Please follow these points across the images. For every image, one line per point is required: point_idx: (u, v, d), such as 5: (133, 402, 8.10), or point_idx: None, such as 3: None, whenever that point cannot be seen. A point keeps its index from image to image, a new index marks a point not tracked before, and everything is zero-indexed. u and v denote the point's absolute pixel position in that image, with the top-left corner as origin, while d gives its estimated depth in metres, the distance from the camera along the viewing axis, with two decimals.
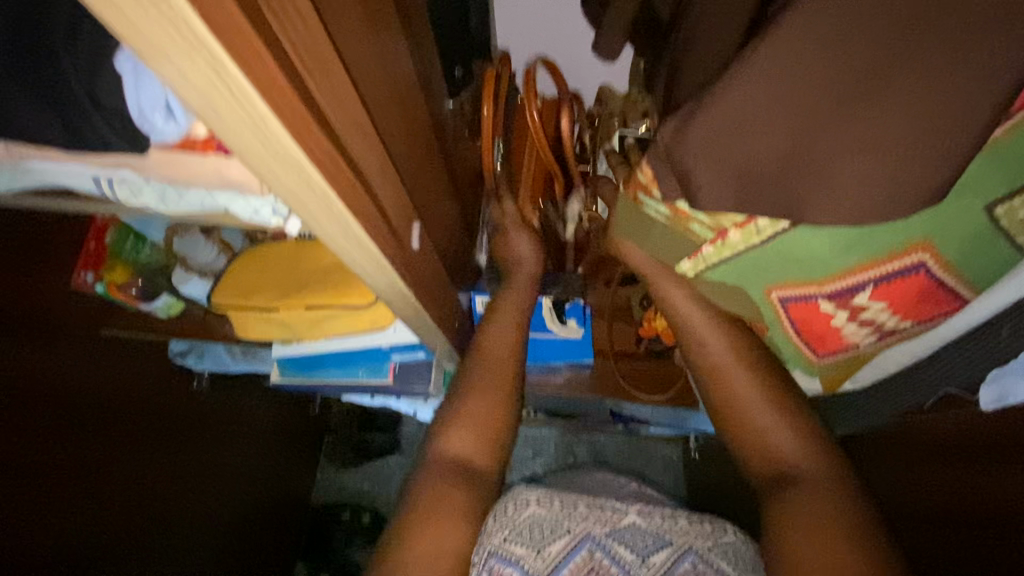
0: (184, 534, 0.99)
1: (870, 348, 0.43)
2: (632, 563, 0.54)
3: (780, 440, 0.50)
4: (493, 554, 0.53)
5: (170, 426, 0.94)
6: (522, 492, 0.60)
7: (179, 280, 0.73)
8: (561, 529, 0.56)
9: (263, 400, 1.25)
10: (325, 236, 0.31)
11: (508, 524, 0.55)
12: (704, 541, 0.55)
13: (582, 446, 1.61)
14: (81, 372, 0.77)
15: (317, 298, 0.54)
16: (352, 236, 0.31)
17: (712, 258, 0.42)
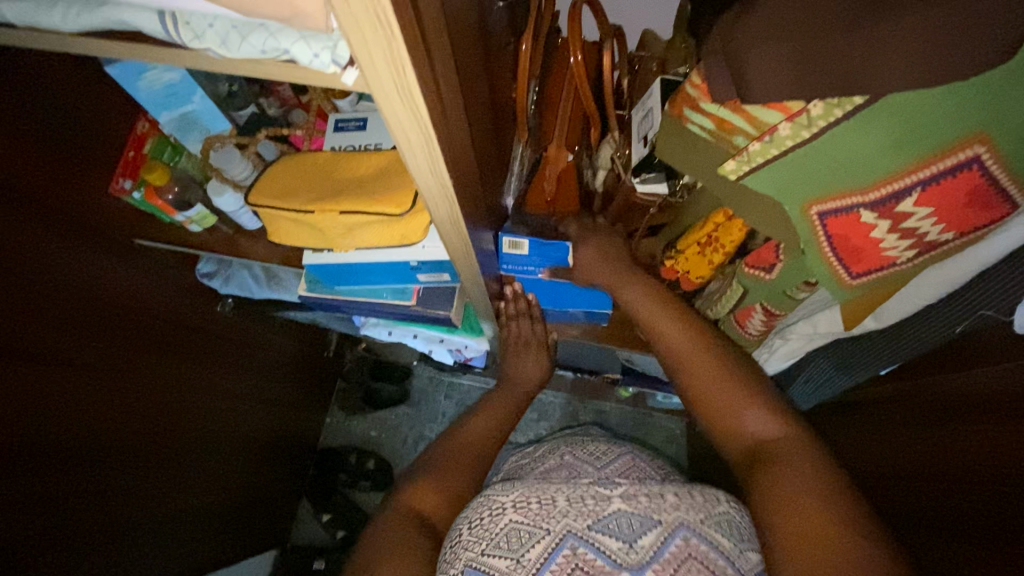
0: (199, 451, 1.03)
1: (910, 267, 0.42)
2: (619, 551, 0.49)
3: (747, 418, 0.54)
4: (467, 565, 0.50)
5: (190, 345, 0.97)
6: (499, 499, 0.56)
7: (212, 190, 0.73)
8: (540, 532, 0.51)
9: (280, 336, 1.28)
10: (378, 88, 0.30)
11: (485, 537, 0.52)
12: (696, 514, 0.52)
13: (587, 413, 1.64)
14: (110, 277, 0.79)
15: (353, 203, 0.55)
16: (408, 94, 0.30)
17: (757, 156, 0.41)
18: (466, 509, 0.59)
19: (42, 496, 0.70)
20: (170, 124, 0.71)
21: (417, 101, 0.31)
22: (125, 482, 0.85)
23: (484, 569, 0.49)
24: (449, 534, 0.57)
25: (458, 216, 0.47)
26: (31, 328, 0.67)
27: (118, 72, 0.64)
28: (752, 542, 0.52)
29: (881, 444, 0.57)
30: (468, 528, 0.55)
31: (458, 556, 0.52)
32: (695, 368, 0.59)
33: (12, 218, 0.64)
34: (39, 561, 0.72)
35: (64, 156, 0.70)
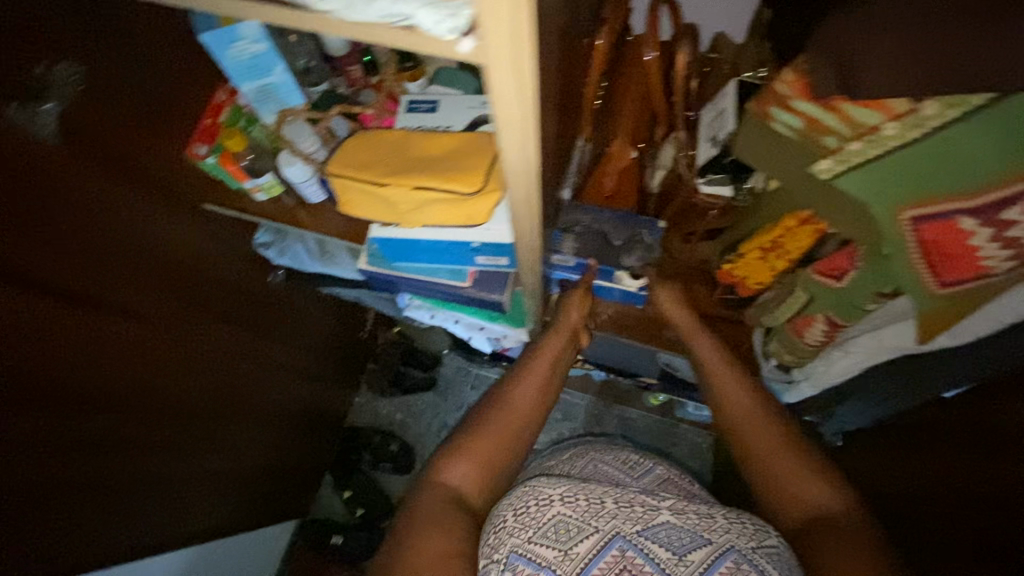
0: (234, 414, 1.07)
1: (1005, 280, 0.40)
2: (668, 561, 0.51)
3: (810, 494, 0.56)
4: (513, 552, 0.53)
5: (236, 310, 1.00)
6: (545, 489, 0.58)
7: (284, 161, 0.76)
8: (589, 528, 0.53)
9: (320, 312, 1.31)
10: (491, 58, 0.31)
11: (532, 524, 0.54)
12: (747, 541, 0.53)
13: (612, 418, 1.63)
14: (176, 237, 0.83)
15: (426, 178, 0.56)
16: (521, 63, 0.31)
17: (856, 154, 0.42)
18: (510, 495, 0.60)
19: (90, 436, 0.74)
20: (250, 94, 0.74)
21: (527, 71, 0.31)
22: (163, 435, 0.89)
23: (531, 556, 0.52)
24: (490, 519, 0.58)
25: (534, 192, 0.46)
26: (99, 277, 0.70)
27: (210, 39, 0.65)
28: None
29: (948, 472, 0.55)
30: (512, 513, 0.56)
31: (503, 541, 0.54)
32: (749, 432, 0.63)
33: (97, 174, 0.67)
34: (79, 498, 0.76)
35: (149, 119, 0.73)
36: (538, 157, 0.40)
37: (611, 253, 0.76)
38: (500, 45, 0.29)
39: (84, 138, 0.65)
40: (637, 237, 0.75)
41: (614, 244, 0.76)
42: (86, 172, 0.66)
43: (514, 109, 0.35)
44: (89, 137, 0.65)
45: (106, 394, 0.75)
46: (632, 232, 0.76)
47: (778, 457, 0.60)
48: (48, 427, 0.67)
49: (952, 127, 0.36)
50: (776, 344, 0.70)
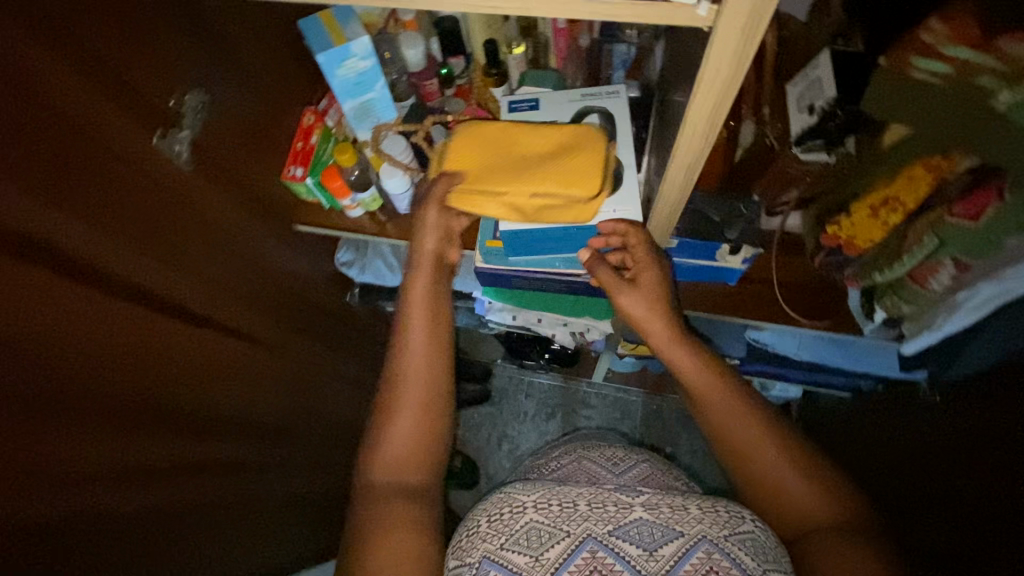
0: (320, 435, 1.08)
1: None
2: (639, 558, 0.52)
3: (806, 505, 0.56)
4: (484, 557, 0.54)
5: (319, 331, 1.02)
6: (519, 498, 0.60)
7: (386, 173, 0.78)
8: (561, 533, 0.55)
9: (384, 330, 1.33)
10: (729, 20, 0.34)
11: (504, 532, 0.56)
12: (719, 530, 0.54)
13: (671, 411, 1.66)
14: (275, 259, 0.85)
15: (548, 185, 0.62)
16: (757, 18, 0.34)
17: None
18: (487, 501, 0.63)
19: (216, 461, 0.75)
20: (349, 112, 0.76)
21: (761, 25, 0.35)
22: (269, 459, 0.89)
23: (502, 562, 0.53)
24: (465, 524, 0.61)
25: (710, 141, 0.46)
26: (215, 301, 0.73)
27: (325, 59, 0.69)
28: (777, 564, 0.52)
29: None
30: (487, 520, 0.58)
31: (476, 546, 0.56)
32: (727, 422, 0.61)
33: (216, 197, 0.70)
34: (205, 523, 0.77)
35: (258, 143, 0.76)
36: (730, 104, 0.41)
37: (713, 231, 0.78)
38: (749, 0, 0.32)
39: (204, 161, 0.67)
40: (737, 211, 0.78)
41: (713, 221, 0.79)
42: (208, 196, 0.69)
43: (733, 54, 0.36)
44: (211, 161, 0.68)
45: (225, 416, 0.76)
46: (727, 206, 0.79)
47: (776, 472, 0.58)
48: (182, 452, 0.68)
49: None
50: (888, 299, 0.71)
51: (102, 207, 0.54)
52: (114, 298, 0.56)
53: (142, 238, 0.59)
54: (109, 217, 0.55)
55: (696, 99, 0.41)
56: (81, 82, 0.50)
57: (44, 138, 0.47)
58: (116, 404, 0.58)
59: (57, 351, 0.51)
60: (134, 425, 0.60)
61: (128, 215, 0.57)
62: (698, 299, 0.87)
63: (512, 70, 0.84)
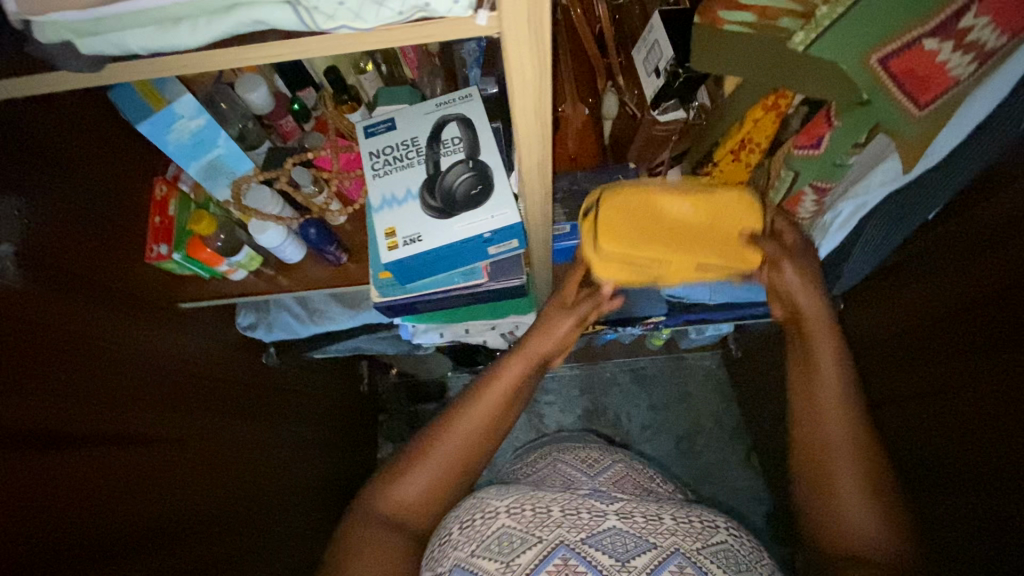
0: (278, 506, 1.02)
1: (969, 82, 0.43)
2: (611, 567, 0.53)
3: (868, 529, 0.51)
4: (457, 564, 0.56)
5: (244, 402, 0.96)
6: (492, 504, 0.62)
7: (256, 229, 0.73)
8: (533, 539, 0.56)
9: (317, 379, 1.27)
10: (511, 29, 0.33)
11: (476, 538, 0.57)
12: (693, 542, 0.56)
13: (625, 374, 1.70)
14: (168, 346, 0.79)
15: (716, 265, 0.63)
16: (539, 24, 0.33)
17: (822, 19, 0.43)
18: (458, 508, 0.64)
19: (170, 574, 0.69)
20: (197, 173, 0.71)
21: (545, 28, 0.34)
22: (230, 551, 0.83)
23: (475, 569, 0.54)
24: (439, 531, 0.63)
25: (547, 135, 0.44)
26: (110, 412, 0.66)
27: (148, 128, 0.63)
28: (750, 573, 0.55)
29: (944, 281, 0.64)
30: (459, 528, 0.60)
31: (448, 554, 0.58)
32: (830, 459, 0.55)
33: (74, 300, 0.64)
34: None
35: (106, 231, 0.69)
36: (550, 95, 0.40)
37: None
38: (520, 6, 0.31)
39: (44, 272, 0.60)
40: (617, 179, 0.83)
41: None
42: (66, 307, 0.62)
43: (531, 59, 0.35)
44: (52, 265, 0.61)
45: (168, 525, 0.71)
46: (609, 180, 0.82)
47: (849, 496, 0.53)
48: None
49: None
50: None
51: None
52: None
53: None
54: None
55: (514, 97, 0.40)
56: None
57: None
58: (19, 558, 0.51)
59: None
60: (51, 572, 0.54)
61: None
62: None
63: (367, 90, 0.83)
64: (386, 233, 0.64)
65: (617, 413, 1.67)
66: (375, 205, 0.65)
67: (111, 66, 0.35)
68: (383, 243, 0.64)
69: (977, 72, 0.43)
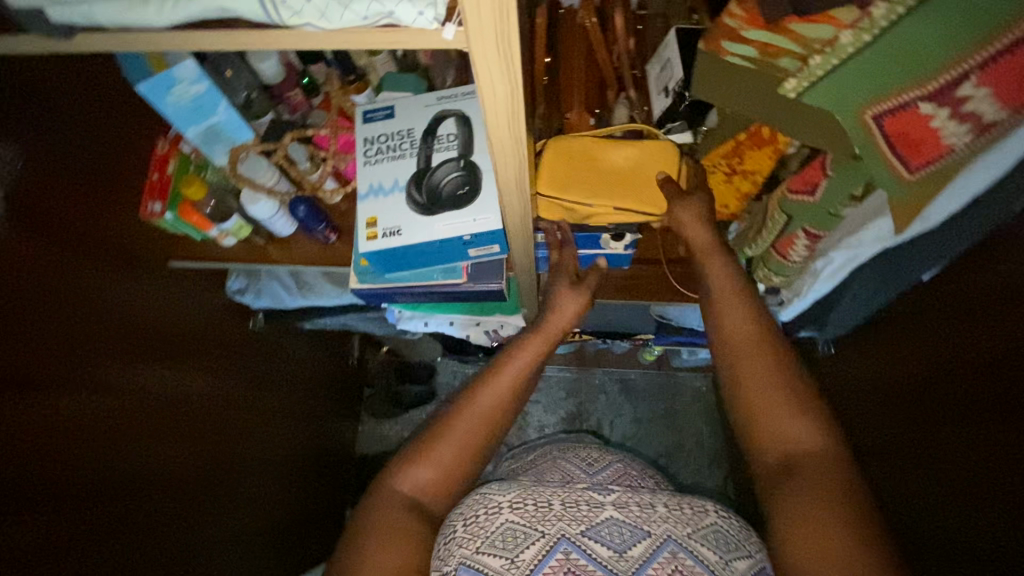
0: (252, 467, 1.04)
1: (965, 154, 0.42)
2: (610, 559, 0.54)
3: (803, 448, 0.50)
4: (461, 564, 0.54)
5: (228, 364, 0.98)
6: (494, 499, 0.59)
7: (247, 200, 0.74)
8: (535, 533, 0.55)
9: (305, 348, 1.29)
10: (481, 53, 0.33)
11: (480, 534, 0.56)
12: (684, 528, 0.57)
13: (614, 383, 1.70)
14: (156, 301, 0.80)
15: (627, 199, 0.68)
16: (511, 49, 0.33)
17: (817, 70, 0.42)
18: (461, 503, 0.61)
19: (132, 522, 0.71)
20: (194, 138, 0.71)
21: (515, 53, 0.33)
22: (194, 506, 0.85)
23: (479, 567, 0.53)
24: (441, 530, 0.60)
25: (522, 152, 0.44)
26: (90, 358, 0.67)
27: (147, 89, 0.64)
28: (739, 551, 0.56)
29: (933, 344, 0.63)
30: (462, 523, 0.58)
31: (452, 554, 0.55)
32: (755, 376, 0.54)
33: (65, 249, 0.65)
34: None
35: (99, 183, 0.70)
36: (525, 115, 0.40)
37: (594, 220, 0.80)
38: (489, 32, 0.31)
39: (37, 218, 0.61)
40: None
41: None
42: (56, 255, 0.64)
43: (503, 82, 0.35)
44: (44, 213, 0.63)
45: (138, 475, 0.73)
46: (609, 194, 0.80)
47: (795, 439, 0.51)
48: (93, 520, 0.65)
49: (908, 17, 0.38)
50: (760, 270, 0.73)
51: None
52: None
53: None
54: None
55: (489, 114, 0.39)
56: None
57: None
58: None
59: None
60: (14, 507, 0.56)
61: None
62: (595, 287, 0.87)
63: (378, 71, 0.81)
64: (367, 223, 0.65)
65: (600, 420, 1.66)
66: (362, 193, 0.66)
67: (83, 36, 0.35)
68: (362, 231, 0.64)
69: (975, 143, 0.41)
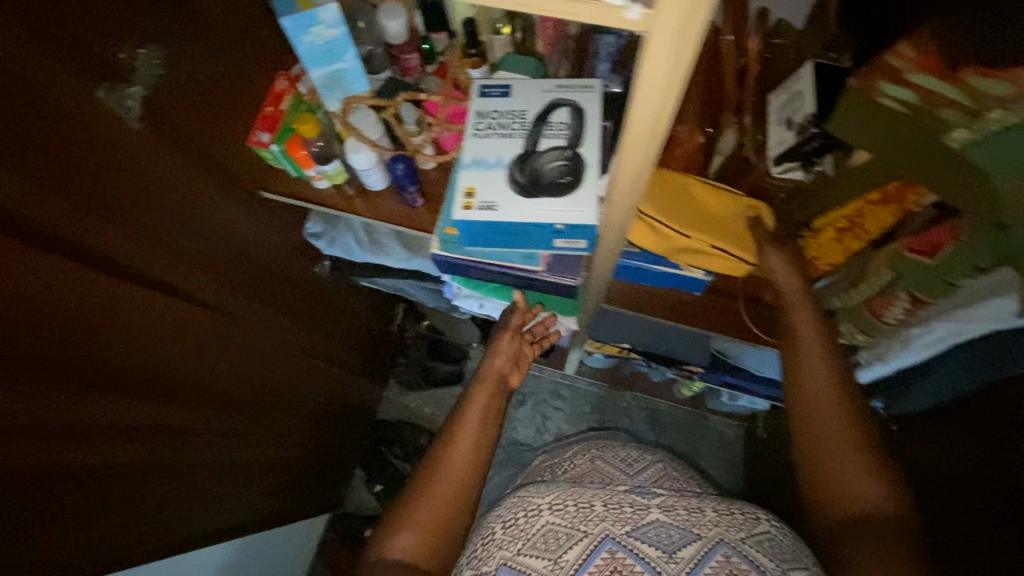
0: (281, 403, 1.08)
1: None
2: (658, 559, 0.56)
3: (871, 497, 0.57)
4: (505, 564, 0.60)
5: (285, 301, 1.02)
6: (535, 502, 0.66)
7: (351, 147, 0.76)
8: (578, 533, 0.59)
9: (355, 304, 1.32)
10: (656, 49, 0.33)
11: (523, 538, 0.61)
12: (736, 532, 0.58)
13: (641, 411, 1.66)
14: (241, 225, 0.84)
15: (721, 239, 0.68)
16: (686, 51, 0.33)
17: (993, 123, 0.43)
18: (502, 509, 0.69)
19: (155, 419, 0.75)
20: (317, 80, 0.74)
21: (687, 55, 0.34)
22: (221, 425, 0.90)
23: (522, 567, 0.59)
24: (483, 532, 0.68)
25: (649, 159, 0.45)
26: (172, 266, 0.72)
27: (288, 24, 0.65)
28: (796, 562, 0.56)
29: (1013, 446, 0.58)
30: (505, 527, 0.64)
31: (493, 554, 0.62)
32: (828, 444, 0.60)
33: (176, 158, 0.69)
34: (152, 481, 0.77)
35: (224, 106, 0.74)
36: (668, 123, 0.40)
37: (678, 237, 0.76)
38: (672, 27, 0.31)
39: (161, 124, 0.65)
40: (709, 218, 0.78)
41: None
42: (166, 160, 0.67)
43: (667, 83, 0.36)
44: (168, 120, 0.66)
45: (174, 380, 0.77)
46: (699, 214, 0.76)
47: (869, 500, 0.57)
48: (123, 410, 0.68)
49: None
50: (843, 324, 0.70)
51: (53, 169, 0.53)
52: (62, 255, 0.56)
53: (96, 200, 0.58)
54: (55, 180, 0.53)
55: (633, 115, 0.40)
56: (23, 34, 0.48)
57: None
58: (56, 362, 0.58)
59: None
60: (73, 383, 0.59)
61: (76, 178, 0.56)
62: (661, 306, 0.85)
63: (496, 51, 0.82)
64: (464, 192, 0.65)
65: None
66: (464, 162, 0.66)
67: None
68: (458, 200, 0.65)
69: None
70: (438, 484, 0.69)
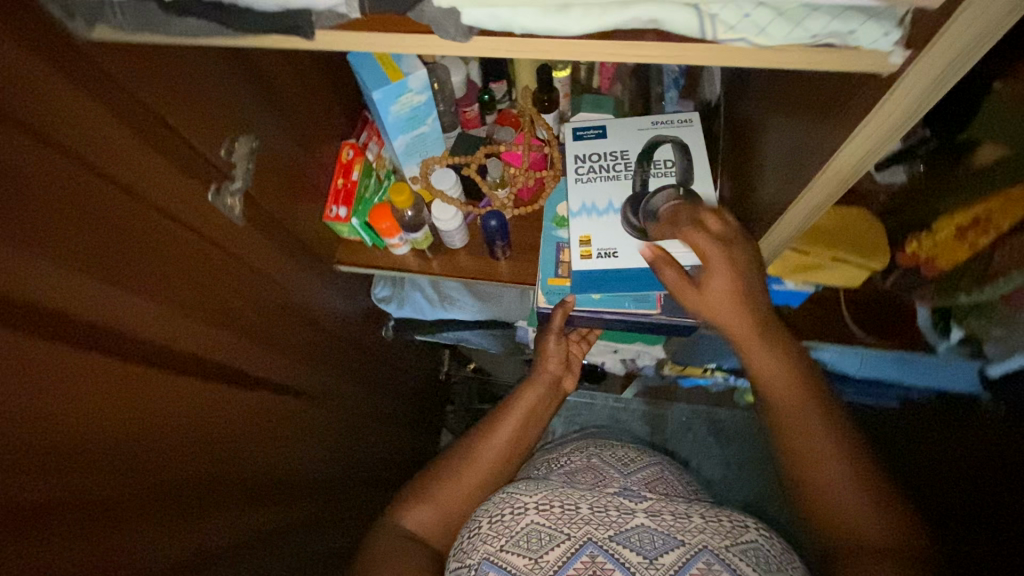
0: (360, 476, 1.03)
1: None
2: (639, 565, 0.47)
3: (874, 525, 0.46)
4: (485, 559, 0.49)
5: (357, 370, 0.98)
6: (521, 498, 0.55)
7: (439, 210, 0.73)
8: (561, 535, 0.50)
9: (410, 359, 1.28)
10: (891, 109, 0.35)
11: (505, 533, 0.51)
12: (721, 541, 0.49)
13: (702, 423, 1.64)
14: (320, 303, 0.81)
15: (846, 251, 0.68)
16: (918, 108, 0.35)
17: None
18: (488, 503, 0.58)
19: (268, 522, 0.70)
20: (399, 146, 0.72)
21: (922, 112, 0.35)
22: (313, 513, 0.84)
23: (503, 565, 0.48)
24: (468, 525, 0.56)
25: (862, 167, 0.41)
26: (265, 357, 0.68)
27: (379, 96, 0.63)
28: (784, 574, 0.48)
29: None
30: (488, 521, 0.53)
31: (476, 547, 0.51)
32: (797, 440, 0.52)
33: (271, 248, 0.66)
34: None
35: (301, 185, 0.71)
36: (911, 125, 0.37)
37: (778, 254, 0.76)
38: (925, 86, 0.33)
39: (260, 218, 0.63)
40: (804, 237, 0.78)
41: None
42: (262, 252, 0.64)
43: (888, 135, 0.37)
44: (265, 212, 0.64)
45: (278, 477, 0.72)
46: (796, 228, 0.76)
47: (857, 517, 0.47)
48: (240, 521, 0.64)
49: None
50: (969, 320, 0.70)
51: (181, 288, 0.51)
52: (141, 366, 0.48)
53: (181, 300, 0.52)
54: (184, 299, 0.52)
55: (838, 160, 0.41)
56: (158, 160, 0.47)
57: (47, 186, 0.38)
58: (186, 486, 0.54)
59: (45, 442, 0.39)
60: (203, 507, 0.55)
61: (206, 290, 0.55)
62: None
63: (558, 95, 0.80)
64: (581, 241, 0.64)
65: (686, 458, 1.60)
66: (574, 210, 0.65)
67: (482, 41, 0.34)
68: (575, 248, 0.64)
69: None
70: (469, 472, 0.65)
